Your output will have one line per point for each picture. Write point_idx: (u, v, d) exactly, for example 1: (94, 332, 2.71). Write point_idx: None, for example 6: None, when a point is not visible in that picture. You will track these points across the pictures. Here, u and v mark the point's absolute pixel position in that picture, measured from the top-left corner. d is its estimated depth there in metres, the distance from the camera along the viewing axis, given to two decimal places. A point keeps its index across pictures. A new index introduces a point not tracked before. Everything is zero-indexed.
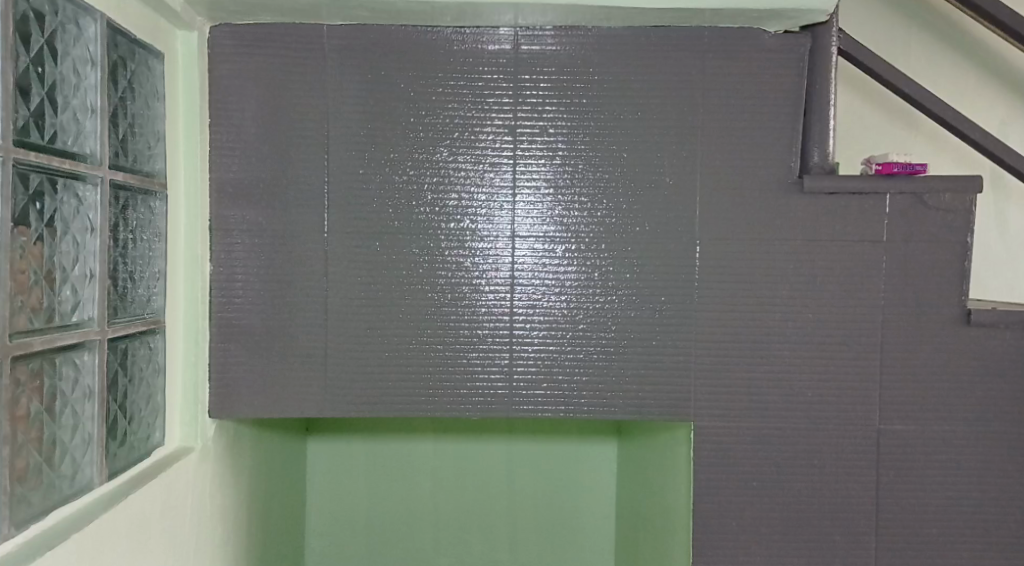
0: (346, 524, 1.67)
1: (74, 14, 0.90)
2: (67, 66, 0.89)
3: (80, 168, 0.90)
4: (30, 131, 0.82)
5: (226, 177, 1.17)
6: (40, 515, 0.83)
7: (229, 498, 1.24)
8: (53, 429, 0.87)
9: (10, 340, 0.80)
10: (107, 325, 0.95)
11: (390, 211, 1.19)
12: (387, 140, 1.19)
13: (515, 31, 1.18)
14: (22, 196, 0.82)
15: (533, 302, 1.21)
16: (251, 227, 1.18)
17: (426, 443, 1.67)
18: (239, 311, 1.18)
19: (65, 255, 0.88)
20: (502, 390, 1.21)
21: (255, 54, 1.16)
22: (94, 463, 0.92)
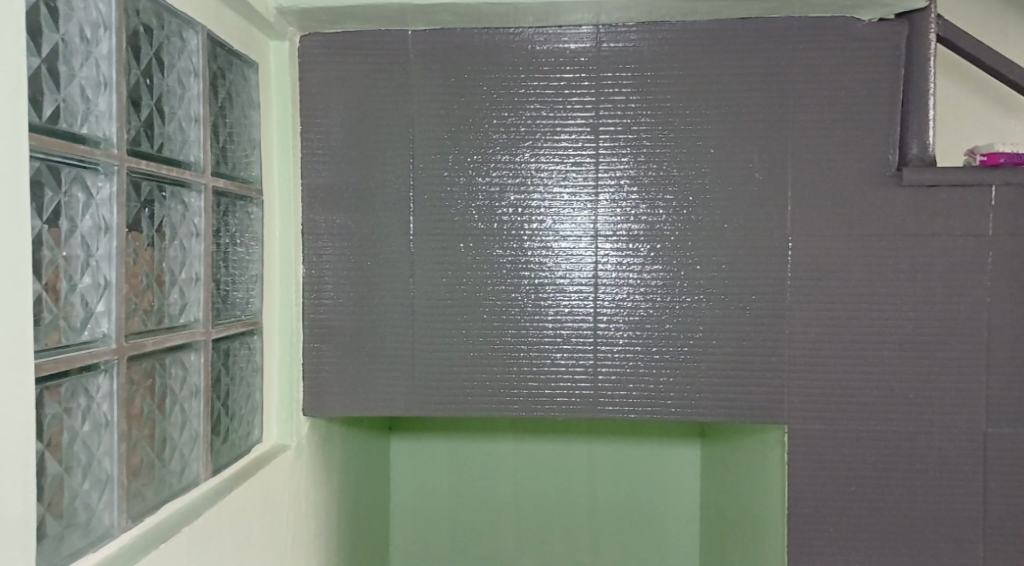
0: (430, 522, 1.69)
1: (179, 28, 0.93)
2: (173, 78, 0.92)
3: (186, 175, 0.93)
4: (141, 140, 0.85)
5: (316, 182, 1.20)
6: (153, 510, 0.87)
7: (320, 493, 1.27)
8: (164, 427, 0.91)
9: (126, 340, 0.82)
10: (211, 326, 0.98)
11: (473, 212, 1.20)
12: (470, 142, 1.20)
13: (597, 29, 1.17)
14: (135, 203, 0.85)
15: (617, 303, 1.19)
16: (340, 231, 1.21)
17: (507, 444, 1.67)
18: (329, 312, 1.21)
19: (173, 259, 0.92)
20: (586, 390, 1.20)
21: (342, 61, 1.19)
22: (200, 459, 0.96)
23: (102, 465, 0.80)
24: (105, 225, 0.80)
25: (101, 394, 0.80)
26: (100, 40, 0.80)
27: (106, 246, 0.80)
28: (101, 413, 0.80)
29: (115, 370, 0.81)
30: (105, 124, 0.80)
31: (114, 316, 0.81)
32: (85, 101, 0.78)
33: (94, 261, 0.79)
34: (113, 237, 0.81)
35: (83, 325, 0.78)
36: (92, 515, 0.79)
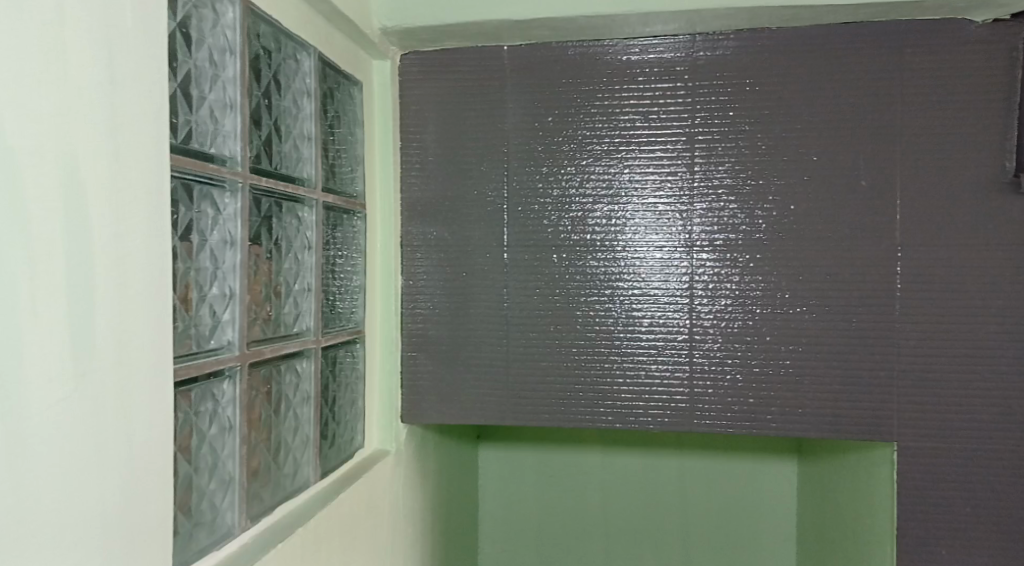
0: (518, 531, 1.70)
1: (294, 51, 0.97)
2: (289, 99, 0.97)
3: (301, 192, 0.98)
4: (262, 158, 0.90)
5: (415, 196, 1.24)
6: (269, 510, 0.91)
7: (415, 499, 1.30)
8: (279, 430, 0.95)
9: (248, 347, 0.87)
10: (320, 333, 1.04)
11: (566, 223, 1.21)
12: (565, 154, 1.20)
13: (693, 38, 1.17)
14: (257, 217, 0.89)
15: (714, 315, 1.17)
16: (437, 243, 1.24)
17: (595, 456, 1.67)
18: (425, 322, 1.24)
19: (289, 272, 0.97)
20: (682, 403, 1.18)
21: (441, 78, 1.23)
22: (310, 463, 1.00)
23: (226, 467, 0.84)
24: (231, 238, 0.84)
25: (226, 399, 0.84)
26: (226, 64, 0.83)
27: (231, 259, 0.84)
28: (225, 417, 0.84)
29: (238, 376, 0.85)
30: (231, 143, 0.84)
31: (237, 325, 0.85)
32: (214, 122, 0.81)
33: (221, 272, 0.83)
34: (237, 250, 0.85)
35: (211, 333, 0.82)
36: (217, 515, 0.82)
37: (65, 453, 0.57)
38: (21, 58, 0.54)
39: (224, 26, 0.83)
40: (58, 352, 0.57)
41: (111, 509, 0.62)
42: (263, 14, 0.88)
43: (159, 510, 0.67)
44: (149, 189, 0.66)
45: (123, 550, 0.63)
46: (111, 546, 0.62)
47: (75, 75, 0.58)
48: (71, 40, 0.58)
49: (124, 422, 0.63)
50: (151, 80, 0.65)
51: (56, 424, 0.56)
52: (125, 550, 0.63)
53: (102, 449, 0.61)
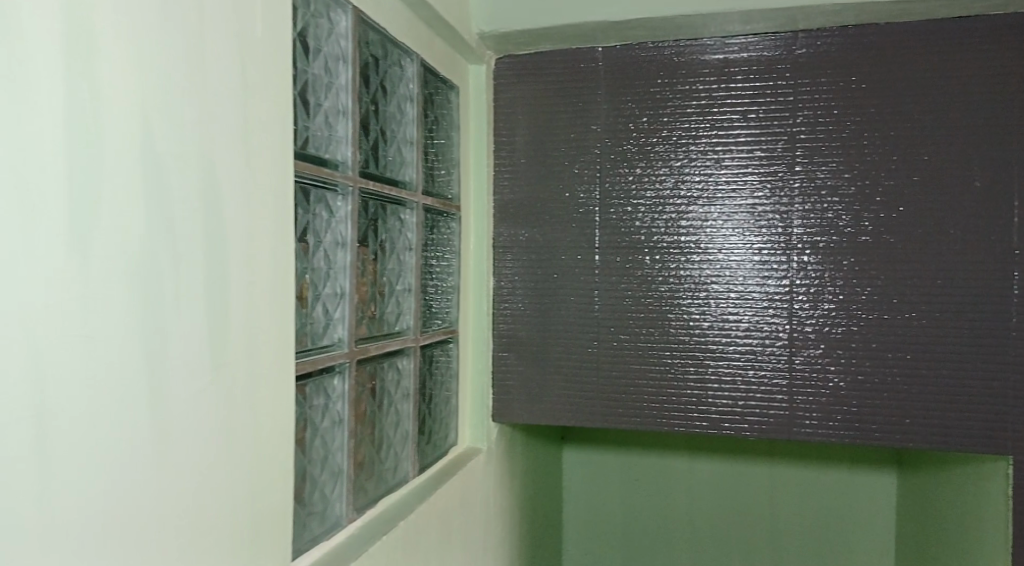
0: (602, 533, 1.70)
1: (399, 57, 1.00)
2: (394, 104, 1.00)
3: (403, 194, 1.01)
4: (370, 163, 0.93)
5: (508, 198, 1.25)
6: (373, 502, 0.94)
7: (505, 497, 1.32)
8: (382, 425, 0.98)
9: (355, 345, 0.90)
10: (419, 332, 1.07)
11: (659, 225, 1.20)
12: (660, 155, 1.19)
13: (794, 36, 1.14)
14: (364, 219, 0.92)
15: (814, 320, 1.14)
16: (529, 245, 1.25)
17: (682, 461, 1.65)
18: (516, 322, 1.26)
19: (391, 272, 1.01)
20: (780, 409, 1.16)
21: (535, 81, 1.24)
22: (409, 458, 1.03)
23: (336, 459, 0.87)
24: (342, 240, 0.88)
25: (336, 394, 0.87)
26: (340, 71, 0.86)
27: (342, 259, 0.88)
28: (336, 411, 0.87)
29: (347, 372, 0.88)
30: (343, 148, 0.87)
31: (346, 323, 0.88)
32: (329, 128, 0.84)
33: (333, 272, 0.87)
34: (347, 251, 0.88)
35: (324, 330, 0.85)
36: (329, 506, 0.85)
37: (201, 451, 0.58)
38: (167, 58, 0.54)
39: (339, 35, 0.85)
40: (198, 352, 0.57)
41: (242, 506, 0.63)
42: (373, 22, 0.90)
43: (284, 506, 0.68)
44: (272, 189, 0.67)
45: (250, 546, 0.64)
46: (241, 544, 0.62)
47: (212, 74, 0.58)
48: (208, 39, 0.58)
49: (251, 421, 0.64)
50: (274, 80, 0.66)
51: (194, 424, 0.57)
52: (253, 546, 0.64)
53: (232, 448, 0.61)
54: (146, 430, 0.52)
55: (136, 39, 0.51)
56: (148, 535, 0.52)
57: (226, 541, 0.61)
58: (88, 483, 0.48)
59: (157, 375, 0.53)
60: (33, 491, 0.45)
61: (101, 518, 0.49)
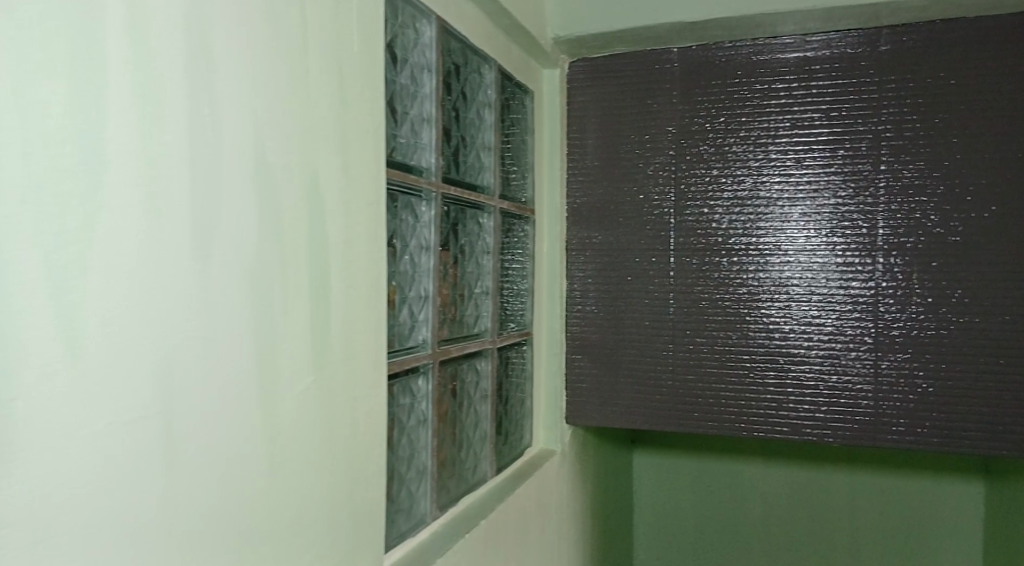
0: (675, 538, 1.69)
1: (479, 65, 1.02)
2: (474, 111, 1.01)
3: (482, 199, 1.03)
4: (451, 168, 0.95)
5: (581, 201, 1.26)
6: (456, 500, 0.96)
7: (579, 499, 1.33)
8: (463, 425, 1.00)
9: (438, 346, 0.92)
10: (496, 334, 1.09)
11: (736, 228, 1.18)
12: (737, 156, 1.18)
13: (876, 32, 1.12)
14: (446, 224, 0.94)
15: (901, 323, 1.11)
16: (602, 248, 1.26)
17: (756, 466, 1.62)
18: (589, 325, 1.26)
19: (471, 275, 1.03)
20: (864, 414, 1.13)
21: (608, 84, 1.24)
22: (488, 458, 1.05)
23: (422, 458, 0.89)
24: (426, 244, 0.90)
25: (421, 394, 0.89)
26: (425, 80, 0.88)
27: (426, 263, 0.90)
28: (421, 411, 0.89)
29: (430, 373, 0.91)
30: (427, 155, 0.89)
31: (430, 325, 0.90)
32: (415, 135, 0.86)
33: (418, 276, 0.89)
34: (431, 255, 0.90)
35: (409, 332, 0.87)
36: (416, 503, 0.88)
37: (306, 451, 0.60)
38: (276, 69, 0.55)
39: (424, 45, 0.87)
40: (300, 353, 0.59)
41: (342, 502, 0.65)
42: (455, 31, 0.92)
43: (378, 504, 0.70)
44: (366, 195, 0.69)
45: (350, 542, 0.66)
46: (340, 541, 0.64)
47: (315, 84, 0.60)
48: (312, 51, 0.60)
49: (348, 420, 0.66)
50: (368, 89, 0.68)
51: (300, 424, 0.59)
52: (352, 543, 0.66)
53: (332, 446, 0.63)
54: (258, 432, 0.54)
55: (249, 50, 0.52)
56: (261, 534, 0.54)
57: (328, 536, 0.62)
58: (212, 484, 0.49)
59: (267, 378, 0.55)
60: (165, 492, 0.45)
61: (222, 520, 0.50)
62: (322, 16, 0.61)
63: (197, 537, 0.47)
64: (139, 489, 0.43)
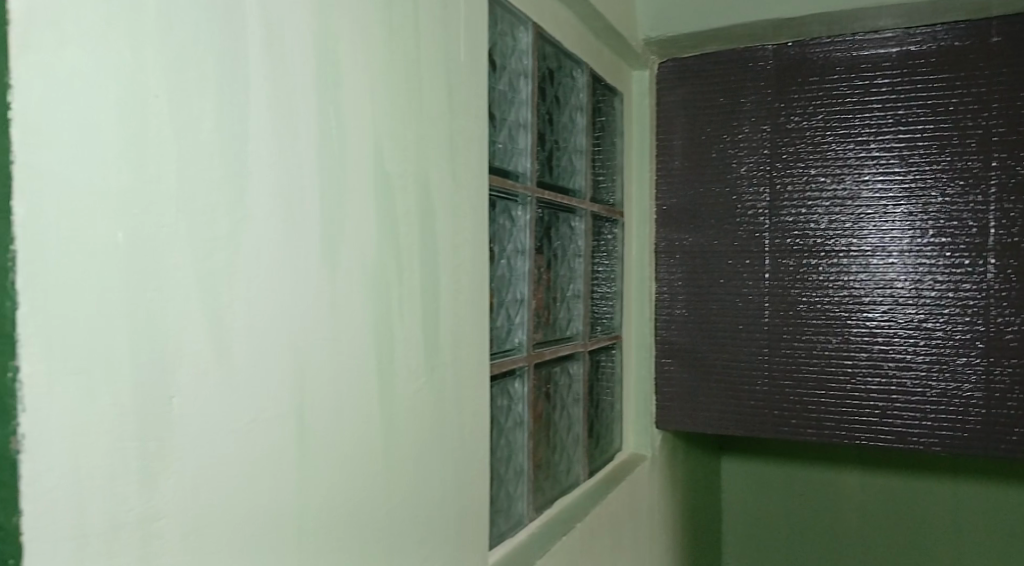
0: (765, 547, 1.65)
1: (571, 68, 1.02)
2: (567, 115, 1.02)
3: (574, 203, 1.04)
4: (545, 172, 0.96)
5: (670, 203, 1.25)
6: (550, 503, 0.96)
7: (669, 505, 1.31)
8: (556, 428, 1.00)
9: (533, 349, 0.93)
10: (587, 337, 1.08)
11: (835, 229, 1.15)
12: (835, 154, 1.14)
13: (986, 23, 1.07)
14: (540, 227, 0.95)
15: (1015, 327, 1.06)
16: (692, 250, 1.24)
17: (851, 475, 1.57)
18: (678, 328, 1.25)
19: (563, 278, 1.03)
20: (975, 423, 1.08)
21: (698, 84, 1.22)
22: (580, 461, 1.05)
23: (519, 459, 0.90)
24: (522, 247, 0.91)
25: (518, 396, 0.90)
26: (522, 85, 0.89)
27: (522, 266, 0.91)
28: (518, 412, 0.90)
29: (526, 375, 0.91)
30: (523, 159, 0.90)
31: (525, 328, 0.91)
32: (512, 140, 0.87)
33: (515, 279, 0.90)
34: (526, 259, 0.91)
35: (506, 335, 0.88)
36: (513, 504, 0.88)
37: (419, 451, 0.61)
38: (392, 80, 0.57)
39: (522, 50, 0.88)
40: (414, 356, 0.61)
41: (451, 503, 0.66)
42: (550, 36, 0.93)
43: (482, 505, 0.71)
44: (470, 201, 0.70)
45: (457, 541, 0.67)
46: (449, 540, 0.65)
47: (426, 93, 0.62)
48: (424, 61, 0.61)
49: (455, 422, 0.67)
50: (474, 96, 0.70)
51: (413, 424, 0.60)
52: (460, 542, 0.67)
53: (442, 447, 0.65)
54: (376, 432, 0.55)
55: (369, 63, 0.54)
56: (379, 533, 0.55)
57: (438, 535, 0.64)
58: (337, 483, 0.51)
59: (385, 379, 0.57)
60: (298, 490, 0.47)
61: (346, 518, 0.52)
62: (433, 27, 0.62)
63: (323, 534, 0.49)
64: (277, 485, 0.45)
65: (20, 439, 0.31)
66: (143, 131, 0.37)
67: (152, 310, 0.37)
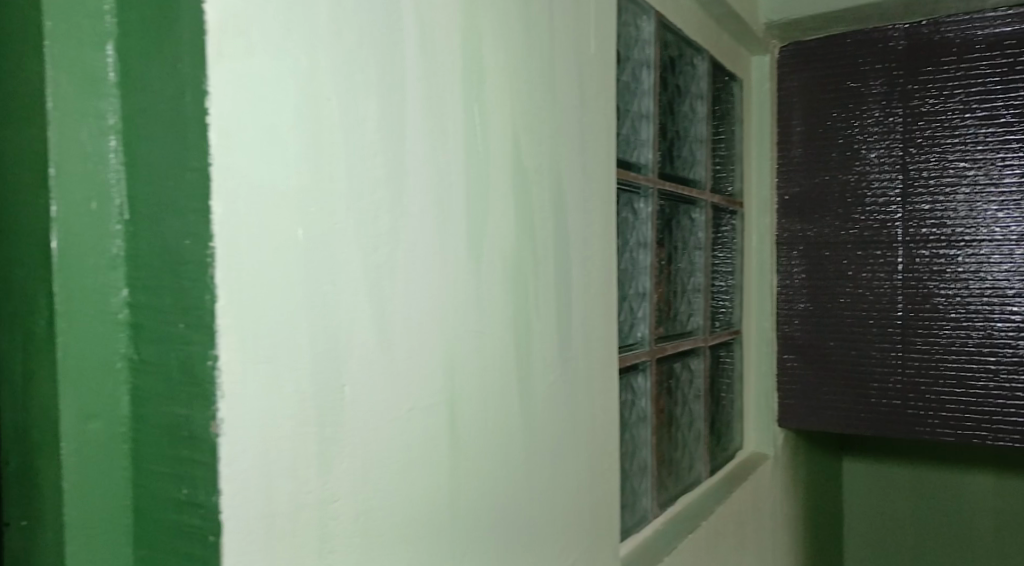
0: (890, 553, 1.57)
1: (692, 56, 1.00)
2: (687, 104, 0.99)
3: (695, 194, 1.01)
4: (666, 163, 0.94)
5: (792, 193, 1.20)
6: (672, 501, 0.94)
7: (791, 506, 1.27)
8: (678, 425, 0.98)
9: (655, 344, 0.92)
10: (706, 332, 1.06)
11: (976, 217, 1.07)
12: (976, 138, 1.07)
13: None
14: (661, 219, 0.93)
15: None
16: (816, 242, 1.18)
17: (989, 480, 1.47)
18: (802, 323, 1.20)
19: (684, 271, 1.01)
20: None
21: (821, 68, 1.17)
22: (700, 458, 1.03)
23: (643, 455, 0.89)
24: (643, 240, 0.89)
25: (641, 390, 0.89)
26: (644, 76, 0.87)
27: (644, 259, 0.89)
28: (641, 408, 0.89)
29: (648, 370, 0.90)
30: (646, 151, 0.88)
31: (648, 322, 0.90)
32: (635, 132, 0.86)
33: (637, 272, 0.88)
34: (648, 252, 0.89)
35: (629, 329, 0.87)
36: (637, 501, 0.87)
37: (555, 444, 0.61)
38: (528, 76, 0.57)
39: (644, 40, 0.86)
40: (549, 349, 0.61)
41: (584, 497, 0.66)
42: (671, 24, 0.91)
43: (613, 500, 0.71)
44: (600, 194, 0.70)
45: (591, 535, 0.67)
46: (582, 534, 0.65)
47: (560, 88, 0.62)
48: (557, 55, 0.61)
49: (587, 416, 0.67)
50: (603, 89, 0.69)
51: (549, 417, 0.61)
52: (593, 536, 0.67)
53: (575, 440, 0.65)
54: (516, 425, 0.56)
55: (507, 60, 0.55)
56: (519, 524, 0.56)
57: (572, 530, 0.64)
58: (482, 474, 0.52)
59: (523, 373, 0.57)
60: (447, 480, 0.48)
61: (490, 508, 0.53)
62: (565, 22, 0.62)
63: (471, 522, 0.51)
64: (431, 474, 0.47)
65: (219, 423, 0.34)
66: (317, 134, 0.38)
67: (326, 304, 0.39)
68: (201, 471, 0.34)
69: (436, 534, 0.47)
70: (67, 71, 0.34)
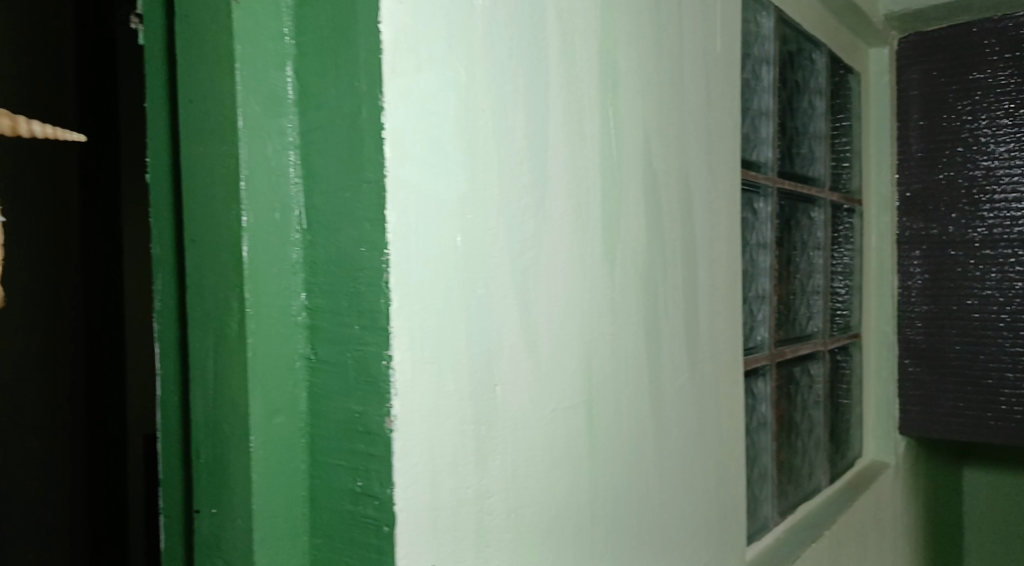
0: None
1: (810, 51, 0.97)
2: (806, 100, 0.97)
3: (814, 192, 0.99)
4: (785, 162, 0.92)
5: (914, 190, 1.15)
6: (791, 509, 0.92)
7: (913, 519, 1.21)
8: (797, 431, 0.95)
9: (774, 348, 0.90)
10: (825, 334, 1.03)
11: None
12: None
13: None
14: (781, 219, 0.91)
15: None
16: (941, 241, 1.13)
17: None
18: (925, 325, 1.14)
19: (803, 272, 0.98)
20: None
21: (945, 58, 1.11)
22: (820, 466, 1.00)
23: (763, 461, 0.87)
24: (762, 241, 0.87)
25: (761, 395, 0.87)
26: (763, 73, 0.85)
27: (764, 260, 0.87)
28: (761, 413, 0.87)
29: (767, 374, 0.88)
30: (766, 149, 0.86)
31: (767, 325, 0.88)
32: (755, 130, 0.84)
33: (757, 274, 0.87)
34: (768, 253, 0.88)
35: (749, 332, 0.85)
36: (758, 509, 0.85)
37: (683, 448, 0.61)
38: (660, 80, 0.58)
39: (763, 36, 0.85)
40: (677, 352, 0.61)
41: (712, 502, 0.65)
42: (789, 19, 0.89)
43: (740, 505, 0.70)
44: (726, 196, 0.69)
45: (719, 541, 0.66)
46: (711, 540, 0.65)
47: (688, 91, 0.62)
48: (686, 58, 0.61)
49: (714, 419, 0.66)
50: (729, 88, 0.68)
51: (678, 420, 0.61)
52: (721, 542, 0.66)
53: (703, 445, 0.64)
54: (648, 428, 0.56)
55: (640, 65, 0.55)
56: (653, 527, 0.56)
57: (701, 535, 0.63)
58: (617, 475, 0.52)
59: (654, 375, 0.57)
60: (587, 480, 0.49)
61: (626, 509, 0.53)
62: (694, 24, 0.62)
63: (609, 522, 0.51)
64: (572, 475, 0.47)
65: (394, 419, 0.36)
66: (474, 143, 0.40)
67: (481, 307, 0.40)
68: (376, 464, 0.36)
69: (576, 533, 0.48)
70: (255, 92, 0.37)
